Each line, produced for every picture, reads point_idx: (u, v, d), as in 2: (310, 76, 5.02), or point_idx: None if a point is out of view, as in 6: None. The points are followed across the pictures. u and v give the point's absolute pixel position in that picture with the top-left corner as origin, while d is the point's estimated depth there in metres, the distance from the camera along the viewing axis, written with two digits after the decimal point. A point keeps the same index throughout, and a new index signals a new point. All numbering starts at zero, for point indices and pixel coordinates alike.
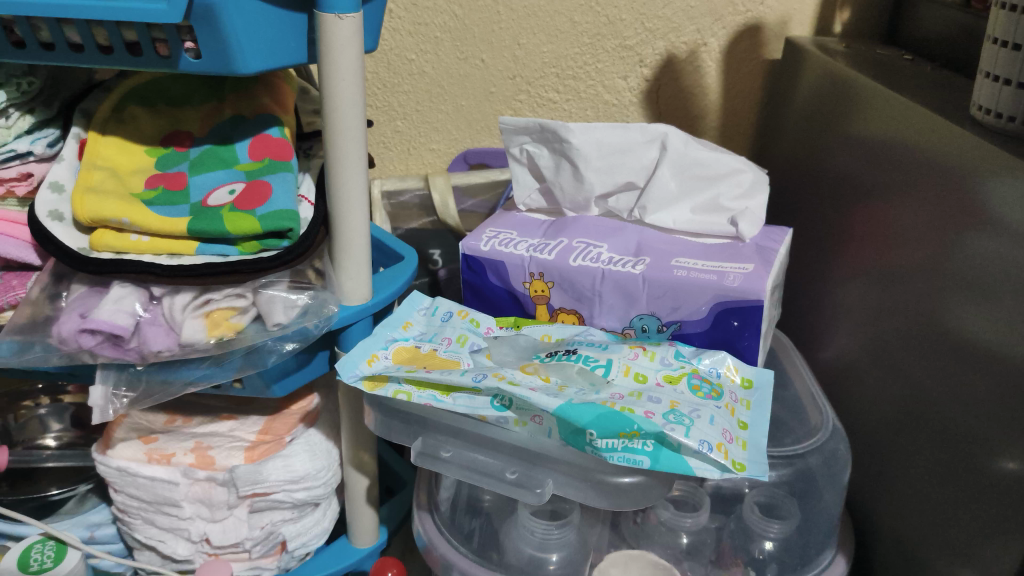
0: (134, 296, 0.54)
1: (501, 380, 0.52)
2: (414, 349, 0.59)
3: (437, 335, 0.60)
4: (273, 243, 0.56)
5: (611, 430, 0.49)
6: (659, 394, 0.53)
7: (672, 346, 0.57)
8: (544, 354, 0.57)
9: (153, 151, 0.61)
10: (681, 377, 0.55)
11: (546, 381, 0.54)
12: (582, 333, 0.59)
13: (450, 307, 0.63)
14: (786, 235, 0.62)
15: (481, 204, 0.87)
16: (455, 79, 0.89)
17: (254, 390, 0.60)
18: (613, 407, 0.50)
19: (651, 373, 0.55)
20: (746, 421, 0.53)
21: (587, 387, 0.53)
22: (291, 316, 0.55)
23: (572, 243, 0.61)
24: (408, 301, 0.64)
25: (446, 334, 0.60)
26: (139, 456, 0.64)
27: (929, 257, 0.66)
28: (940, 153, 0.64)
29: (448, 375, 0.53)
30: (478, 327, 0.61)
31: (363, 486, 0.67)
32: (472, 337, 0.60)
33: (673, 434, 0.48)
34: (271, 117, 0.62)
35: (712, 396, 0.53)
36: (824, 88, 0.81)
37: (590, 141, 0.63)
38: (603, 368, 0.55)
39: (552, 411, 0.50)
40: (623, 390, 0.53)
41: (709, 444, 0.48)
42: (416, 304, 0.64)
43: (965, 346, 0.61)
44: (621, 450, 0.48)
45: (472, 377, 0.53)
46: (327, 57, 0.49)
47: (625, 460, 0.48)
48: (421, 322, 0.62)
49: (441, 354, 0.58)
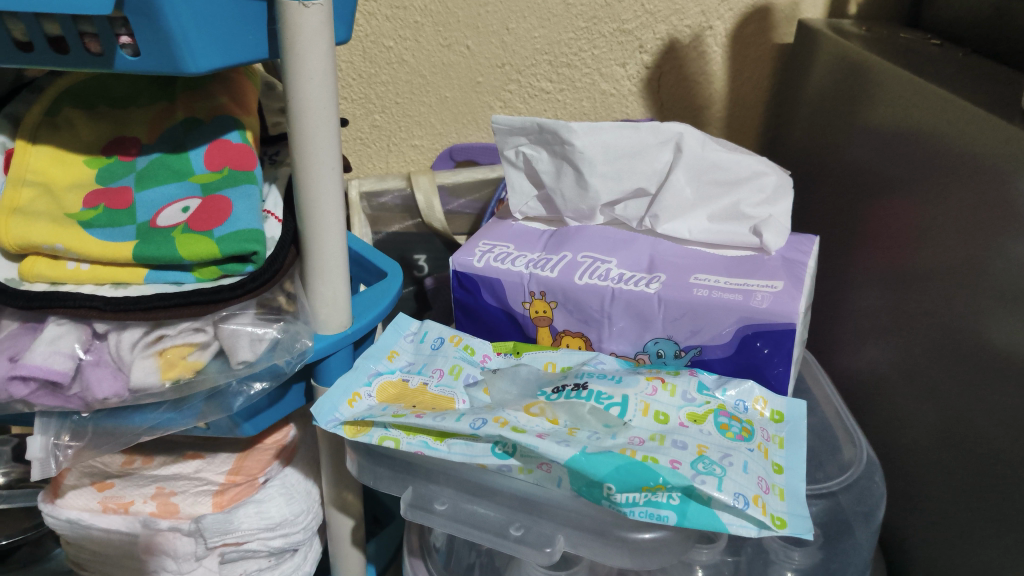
0: (74, 335, 0.47)
1: (504, 426, 0.45)
2: (402, 385, 0.52)
3: (427, 366, 0.54)
4: (234, 268, 0.48)
5: (632, 484, 0.42)
6: (683, 437, 0.46)
7: (694, 376, 0.51)
8: (550, 390, 0.50)
9: (94, 161, 0.54)
10: (706, 415, 0.48)
11: (554, 424, 0.47)
12: (591, 360, 0.53)
13: (441, 332, 0.57)
14: (814, 245, 0.55)
15: (468, 205, 0.79)
16: (438, 68, 0.82)
17: (220, 431, 0.53)
18: (634, 457, 0.44)
19: (673, 412, 0.48)
20: (782, 463, 0.46)
21: (603, 430, 0.46)
22: (258, 352, 0.48)
23: (577, 259, 0.54)
24: (394, 325, 0.57)
25: (437, 365, 0.54)
26: (92, 506, 0.57)
27: (964, 262, 0.55)
28: (972, 144, 0.54)
29: (441, 420, 0.46)
30: (473, 355, 0.55)
31: (347, 528, 0.60)
32: (467, 368, 0.53)
33: (704, 487, 0.42)
34: (231, 119, 0.55)
35: (742, 438, 0.47)
36: (837, 72, 0.71)
37: (596, 143, 0.56)
38: (618, 407, 0.48)
39: (565, 463, 0.43)
40: (643, 433, 0.46)
41: (745, 498, 0.42)
42: (402, 328, 0.57)
43: (1005, 363, 0.51)
44: (643, 504, 0.42)
45: (470, 422, 0.46)
46: (293, 54, 0.41)
47: (648, 516, 0.41)
48: (408, 351, 0.56)
49: (432, 390, 0.51)
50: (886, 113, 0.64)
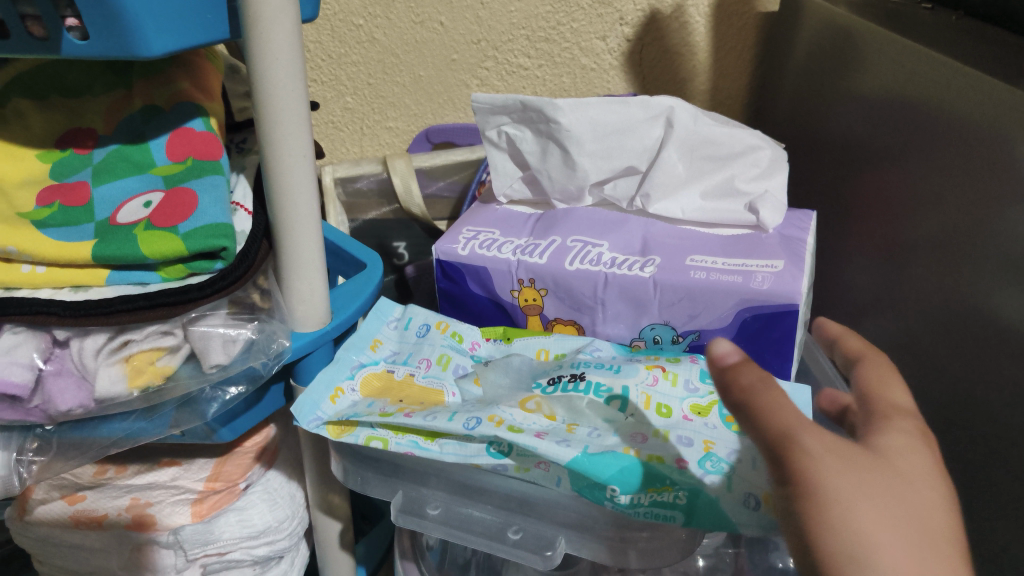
0: (31, 343, 0.43)
1: (500, 426, 0.42)
2: (386, 376, 0.50)
3: (412, 356, 0.51)
4: (203, 266, 0.45)
5: (636, 484, 0.40)
6: (686, 431, 0.44)
7: (696, 364, 0.48)
8: (546, 382, 0.48)
9: (46, 155, 0.50)
10: (711, 407, 0.46)
11: (551, 420, 0.45)
12: (586, 347, 0.50)
13: (426, 318, 0.54)
14: (812, 221, 0.53)
15: (447, 189, 0.76)
16: (411, 46, 0.78)
17: (197, 437, 0.50)
18: (638, 457, 0.42)
19: (676, 404, 0.46)
20: None
21: (606, 428, 0.44)
22: (233, 355, 0.45)
23: (567, 243, 0.52)
24: (376, 309, 0.54)
25: (425, 355, 0.51)
26: (64, 519, 0.54)
27: (962, 228, 0.53)
28: (970, 111, 0.52)
29: (432, 419, 0.44)
30: (462, 343, 0.53)
31: (336, 532, 0.57)
32: (455, 358, 0.51)
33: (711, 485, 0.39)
34: (193, 106, 0.51)
35: None
36: (824, 38, 0.69)
37: (583, 120, 0.53)
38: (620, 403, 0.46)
39: (566, 464, 0.40)
40: (646, 428, 0.44)
41: (756, 498, 0.39)
42: (385, 315, 0.55)
43: (1011, 341, 0.50)
44: (647, 505, 0.40)
45: (463, 422, 0.43)
46: (257, 35, 0.38)
47: (652, 516, 0.39)
48: (392, 339, 0.54)
49: (419, 382, 0.49)
50: (879, 79, 0.61)
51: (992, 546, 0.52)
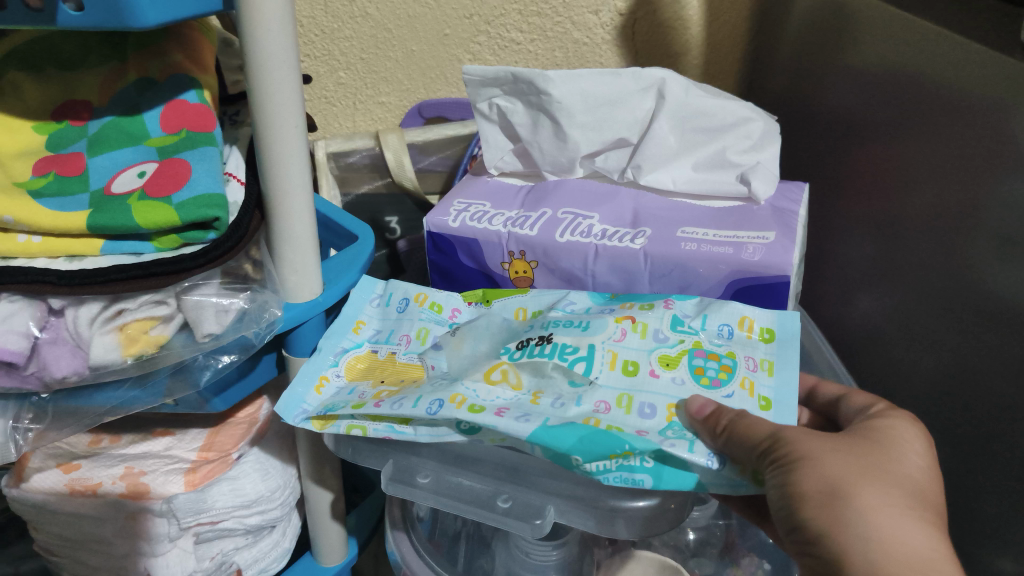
0: (28, 312, 0.43)
1: (462, 407, 0.42)
2: (370, 356, 0.50)
3: (394, 333, 0.52)
4: (197, 236, 0.46)
5: (598, 452, 0.39)
6: (651, 395, 0.43)
7: (670, 310, 0.47)
8: (514, 348, 0.47)
9: (43, 127, 0.50)
10: (680, 357, 0.45)
11: (516, 391, 0.45)
12: (561, 303, 0.50)
13: (406, 291, 0.54)
14: (804, 193, 0.53)
15: (438, 163, 0.76)
16: (403, 20, 0.78)
17: (191, 406, 0.50)
18: (598, 426, 0.41)
19: (643, 358, 0.45)
20: (769, 393, 0.43)
21: (568, 397, 0.43)
22: (225, 324, 0.45)
23: (557, 215, 0.52)
24: (357, 291, 0.54)
25: (403, 331, 0.51)
26: (59, 487, 0.54)
27: (956, 203, 0.54)
28: (963, 86, 0.52)
29: (399, 406, 0.43)
30: (442, 312, 0.52)
31: (327, 501, 0.58)
32: (435, 330, 0.51)
33: (674, 451, 0.39)
34: (186, 78, 0.51)
35: (719, 382, 0.44)
36: (816, 13, 0.69)
37: (575, 92, 0.53)
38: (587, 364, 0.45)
39: (525, 440, 0.40)
40: (611, 393, 0.43)
41: (718, 457, 0.40)
42: (368, 292, 0.54)
43: (1005, 312, 0.50)
44: (615, 471, 0.39)
45: (428, 405, 0.43)
46: (248, 4, 0.38)
47: (623, 480, 0.39)
48: (375, 318, 0.53)
49: (400, 360, 0.49)
50: (871, 55, 0.61)
51: (989, 517, 0.53)
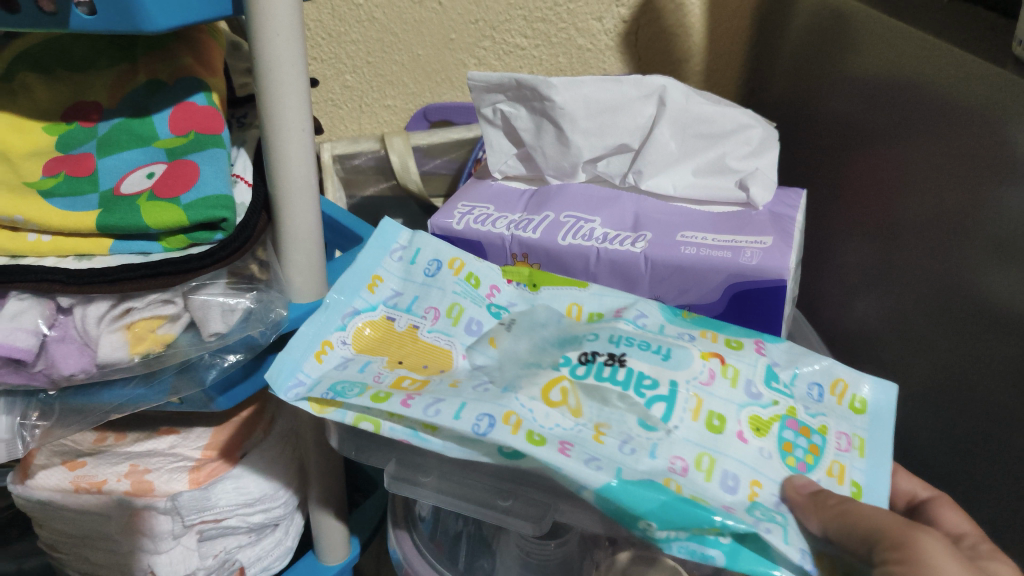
0: (36, 310, 0.44)
1: (520, 433, 0.38)
2: (386, 324, 0.48)
3: (418, 300, 0.49)
4: (204, 236, 0.46)
5: (677, 521, 0.37)
6: (730, 460, 0.41)
7: (761, 357, 0.47)
8: (575, 360, 0.45)
9: (53, 128, 0.51)
10: (771, 422, 0.44)
11: (575, 418, 0.42)
12: (629, 314, 0.48)
13: (435, 252, 0.51)
14: (802, 199, 0.54)
15: (443, 166, 0.77)
16: (409, 25, 0.79)
17: (196, 405, 0.51)
18: (677, 491, 0.38)
19: (730, 413, 0.44)
20: (860, 479, 0.43)
21: (641, 444, 0.40)
22: (231, 323, 0.46)
23: (560, 218, 0.53)
24: (378, 240, 0.51)
25: (431, 302, 0.49)
26: (64, 485, 0.55)
27: (953, 209, 0.54)
28: (960, 95, 0.53)
29: (436, 413, 0.39)
30: (477, 287, 0.50)
31: (331, 500, 0.58)
32: (467, 308, 0.49)
33: (769, 537, 0.37)
34: (195, 81, 0.52)
35: (806, 465, 0.43)
36: (816, 21, 0.70)
37: (577, 98, 0.54)
38: (665, 404, 0.43)
39: (595, 490, 0.37)
40: (688, 445, 0.41)
41: (808, 555, 0.38)
42: (389, 241, 0.51)
43: (1003, 318, 0.51)
44: (686, 539, 0.38)
45: (473, 422, 0.39)
46: (258, 10, 0.39)
47: (690, 550, 0.38)
48: (394, 274, 0.51)
49: (423, 336, 0.47)
50: (871, 63, 0.62)
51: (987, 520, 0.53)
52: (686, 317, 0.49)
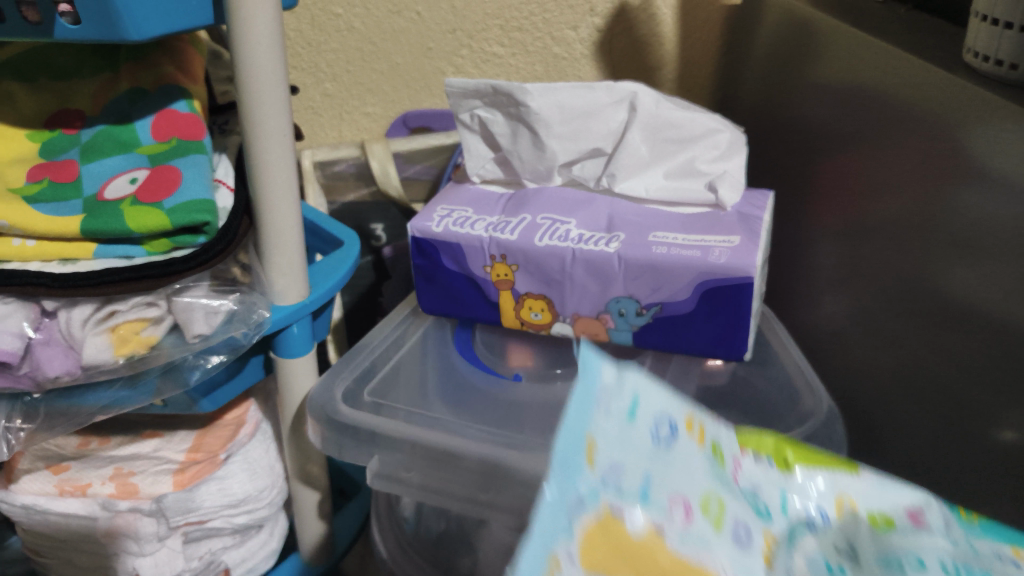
0: (21, 313, 0.45)
1: None
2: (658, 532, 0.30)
3: (659, 479, 0.32)
4: (186, 240, 0.47)
5: None
6: None
7: None
8: None
9: (36, 135, 0.52)
10: None
11: None
12: (919, 547, 0.34)
13: (669, 413, 0.35)
14: (768, 200, 0.56)
15: (423, 172, 0.78)
16: (388, 34, 0.81)
17: (179, 407, 0.52)
18: None
19: None
20: None
21: None
22: (214, 325, 0.47)
23: (537, 221, 0.54)
24: (585, 380, 0.32)
25: (678, 486, 0.32)
26: (48, 490, 0.56)
27: (915, 210, 0.56)
28: (911, 96, 0.55)
29: None
30: (724, 465, 0.36)
31: (314, 501, 0.59)
32: (729, 501, 0.34)
33: None
34: (176, 89, 0.53)
35: None
36: (782, 30, 0.72)
37: (552, 104, 0.55)
38: (979, 567, 0.33)
39: None
40: None
41: None
42: (598, 380, 0.33)
43: (965, 314, 0.52)
44: None
45: None
46: (239, 18, 0.40)
47: None
48: (617, 417, 0.33)
49: (682, 548, 0.30)
50: (835, 68, 0.64)
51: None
52: (972, 520, 0.36)
